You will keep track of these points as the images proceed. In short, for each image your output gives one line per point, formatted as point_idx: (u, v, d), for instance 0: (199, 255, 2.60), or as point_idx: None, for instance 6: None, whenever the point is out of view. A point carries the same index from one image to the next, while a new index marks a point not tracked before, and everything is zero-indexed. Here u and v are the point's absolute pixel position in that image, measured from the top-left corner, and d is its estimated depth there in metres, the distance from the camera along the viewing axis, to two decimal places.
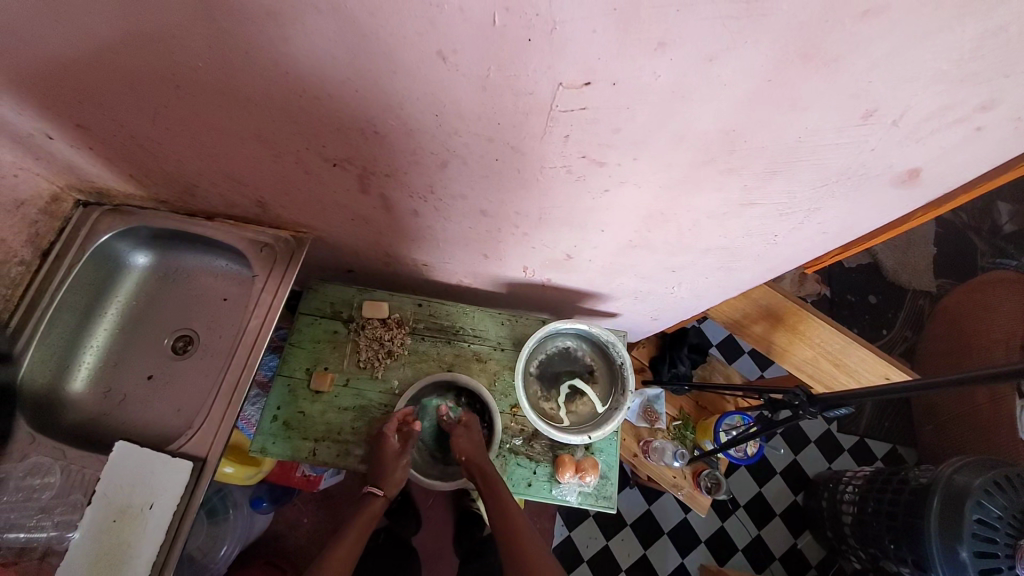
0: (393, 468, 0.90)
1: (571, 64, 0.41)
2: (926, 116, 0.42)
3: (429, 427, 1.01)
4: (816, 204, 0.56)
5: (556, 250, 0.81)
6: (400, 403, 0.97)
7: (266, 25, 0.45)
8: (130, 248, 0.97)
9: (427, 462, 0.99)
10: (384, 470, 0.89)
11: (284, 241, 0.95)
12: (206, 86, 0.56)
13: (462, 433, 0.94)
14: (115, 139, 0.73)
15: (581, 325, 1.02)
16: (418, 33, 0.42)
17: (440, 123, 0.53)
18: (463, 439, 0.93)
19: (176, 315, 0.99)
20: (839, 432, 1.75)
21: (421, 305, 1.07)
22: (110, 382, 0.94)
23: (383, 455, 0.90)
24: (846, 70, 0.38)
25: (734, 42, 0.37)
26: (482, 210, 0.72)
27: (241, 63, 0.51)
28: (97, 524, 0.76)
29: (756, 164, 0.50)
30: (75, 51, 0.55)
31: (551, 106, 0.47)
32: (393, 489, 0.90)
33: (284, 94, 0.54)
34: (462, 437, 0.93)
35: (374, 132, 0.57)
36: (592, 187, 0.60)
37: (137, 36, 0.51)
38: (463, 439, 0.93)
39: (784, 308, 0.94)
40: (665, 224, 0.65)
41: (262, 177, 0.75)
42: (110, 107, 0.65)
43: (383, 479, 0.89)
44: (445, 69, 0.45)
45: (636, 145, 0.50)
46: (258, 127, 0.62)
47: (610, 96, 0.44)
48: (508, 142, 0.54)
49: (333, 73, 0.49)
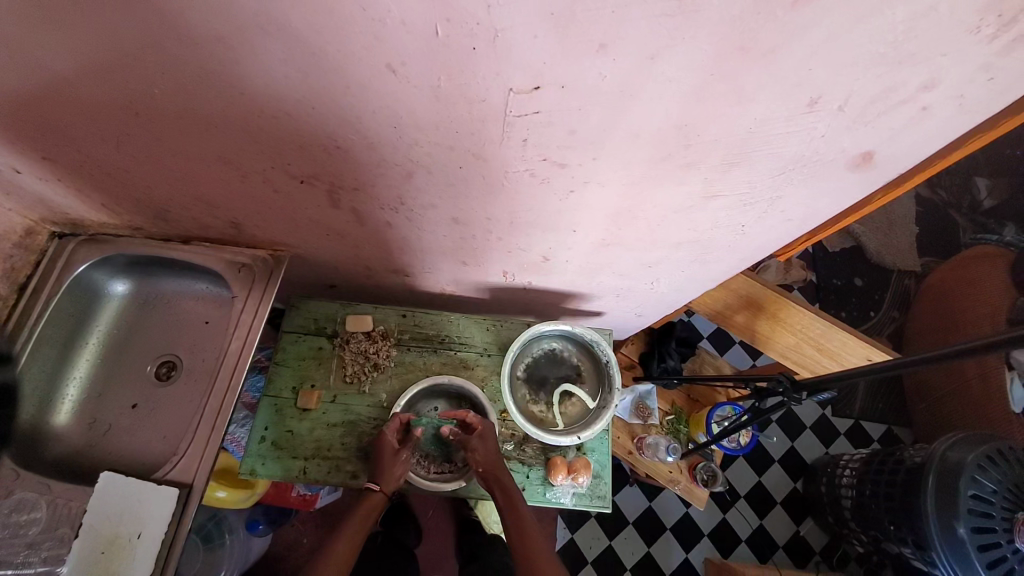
0: (392, 464, 0.89)
1: (519, 69, 0.42)
2: (870, 99, 0.42)
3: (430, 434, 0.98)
4: (777, 192, 0.57)
5: (533, 253, 0.82)
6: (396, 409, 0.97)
7: (216, 48, 0.45)
8: (108, 276, 0.97)
9: (425, 463, 0.97)
10: (386, 463, 0.89)
11: (262, 261, 0.95)
12: (166, 111, 0.56)
13: (476, 442, 0.91)
14: (83, 169, 0.73)
15: (564, 326, 1.02)
16: (366, 48, 0.42)
17: (400, 135, 0.53)
18: (481, 448, 0.90)
19: (158, 341, 0.99)
20: (833, 415, 1.76)
21: (405, 316, 1.07)
22: (94, 413, 0.93)
23: (385, 452, 0.90)
24: (786, 60, 0.39)
25: (673, 39, 0.37)
26: (454, 217, 0.72)
27: (198, 87, 0.51)
28: (86, 556, 0.75)
29: (712, 158, 0.51)
30: (33, 84, 0.55)
31: (505, 112, 0.47)
32: (393, 484, 0.89)
33: (244, 115, 0.54)
34: (480, 450, 0.90)
35: (337, 147, 0.57)
36: (557, 188, 0.60)
37: (91, 65, 0.51)
38: (475, 442, 0.91)
39: (764, 297, 0.95)
40: (634, 221, 0.66)
41: (233, 198, 0.76)
42: (76, 137, 0.65)
43: (384, 473, 0.88)
44: (397, 80, 0.45)
45: (593, 145, 0.50)
46: (223, 149, 0.62)
47: (560, 99, 0.45)
48: (469, 148, 0.54)
49: (288, 92, 0.49)
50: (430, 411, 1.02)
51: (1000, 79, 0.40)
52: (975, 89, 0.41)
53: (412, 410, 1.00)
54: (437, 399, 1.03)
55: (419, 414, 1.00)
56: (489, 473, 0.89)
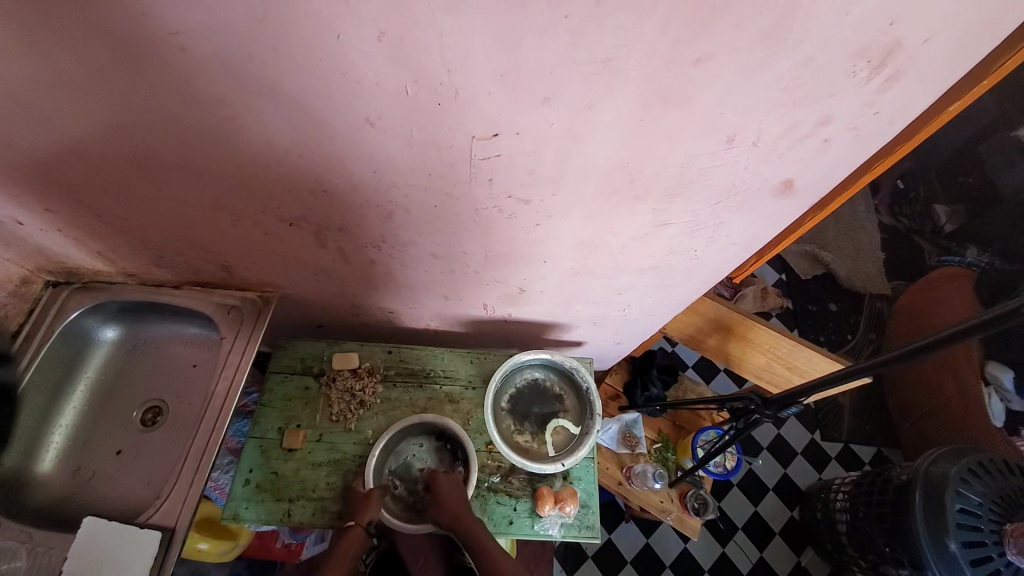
0: (366, 506, 0.90)
1: (478, 120, 0.49)
2: (779, 134, 0.49)
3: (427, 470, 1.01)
4: (719, 219, 0.63)
5: (510, 285, 0.87)
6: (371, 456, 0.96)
7: (215, 109, 0.52)
8: (99, 323, 0.99)
9: (401, 510, 0.96)
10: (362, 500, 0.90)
11: (250, 302, 0.98)
12: (167, 163, 0.62)
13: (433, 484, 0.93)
14: (84, 220, 0.79)
15: (544, 355, 1.05)
16: (347, 106, 0.49)
17: (379, 178, 0.60)
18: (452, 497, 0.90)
19: (145, 386, 1.01)
20: (823, 440, 1.77)
21: (391, 352, 1.10)
22: (79, 461, 0.94)
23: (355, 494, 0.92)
24: (699, 106, 0.46)
25: (603, 92, 0.44)
26: (434, 252, 0.77)
27: (197, 142, 0.57)
28: None
29: (656, 191, 0.58)
30: (46, 143, 0.61)
31: (471, 156, 0.54)
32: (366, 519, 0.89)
33: (237, 165, 0.60)
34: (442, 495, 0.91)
35: (323, 191, 0.63)
36: (525, 222, 0.66)
37: (102, 127, 0.57)
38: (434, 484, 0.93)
39: (730, 319, 0.99)
40: (598, 250, 0.72)
41: (226, 243, 0.81)
42: (81, 190, 0.71)
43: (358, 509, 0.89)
44: (376, 133, 0.52)
45: (551, 182, 0.57)
46: (217, 196, 0.68)
47: (517, 143, 0.51)
48: (442, 188, 0.60)
49: (278, 144, 0.55)
50: (414, 447, 1.03)
51: (884, 113, 0.47)
52: (866, 122, 0.48)
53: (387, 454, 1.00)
54: (419, 437, 1.04)
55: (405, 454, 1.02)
56: (453, 520, 0.87)
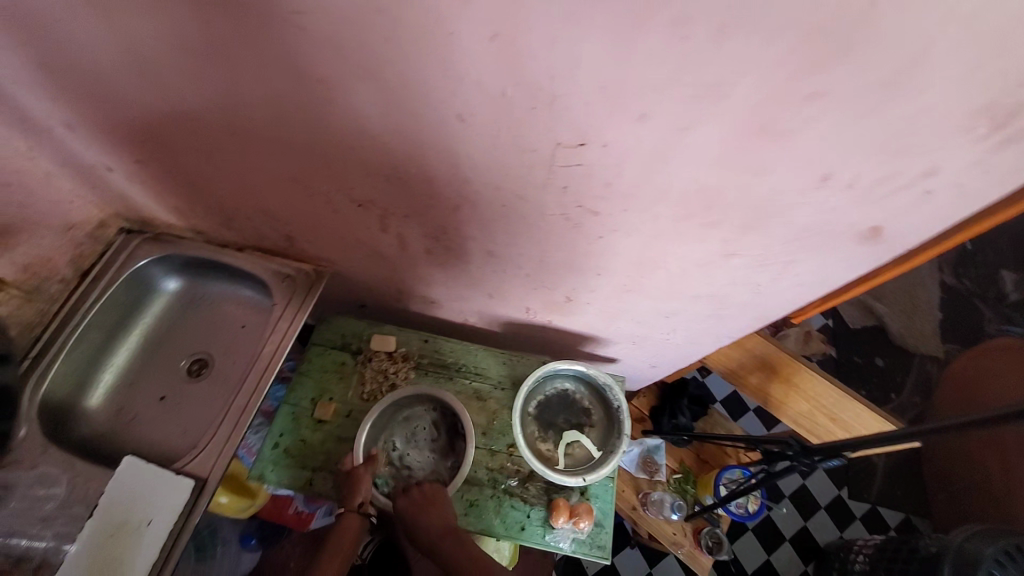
0: (355, 488, 0.90)
1: (567, 128, 0.49)
2: (875, 180, 0.48)
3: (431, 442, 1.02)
4: (790, 257, 0.61)
5: (557, 293, 0.87)
6: (364, 424, 0.96)
7: (316, 87, 0.54)
8: (163, 273, 1.05)
9: (384, 488, 0.97)
10: (351, 485, 0.90)
11: (304, 273, 1.02)
12: (257, 133, 0.65)
13: (417, 491, 0.91)
14: (169, 176, 0.83)
15: (579, 367, 1.03)
16: (441, 99, 0.50)
17: (454, 172, 0.61)
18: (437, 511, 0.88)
19: (194, 339, 1.06)
20: (849, 497, 1.69)
21: (427, 341, 1.12)
22: (126, 400, 0.99)
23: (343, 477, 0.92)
24: (800, 142, 0.45)
25: (701, 116, 0.44)
26: (490, 251, 0.78)
27: (291, 116, 0.60)
28: (93, 538, 0.77)
29: (732, 221, 0.57)
30: (153, 100, 0.66)
31: (551, 162, 0.54)
32: (359, 502, 0.90)
33: (322, 142, 0.63)
34: (430, 513, 0.88)
35: (397, 177, 0.65)
36: (588, 233, 0.66)
37: (206, 91, 0.60)
38: (416, 495, 0.91)
39: (777, 359, 0.98)
40: (656, 270, 0.71)
41: (294, 215, 0.84)
42: (172, 148, 0.75)
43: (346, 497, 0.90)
44: (462, 128, 0.53)
45: (625, 198, 0.57)
46: (296, 170, 0.71)
47: (601, 155, 0.51)
48: (514, 191, 0.61)
49: (366, 127, 0.57)
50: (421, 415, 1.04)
51: (996, 173, 0.44)
52: (973, 180, 0.46)
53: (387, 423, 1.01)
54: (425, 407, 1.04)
55: (412, 422, 1.03)
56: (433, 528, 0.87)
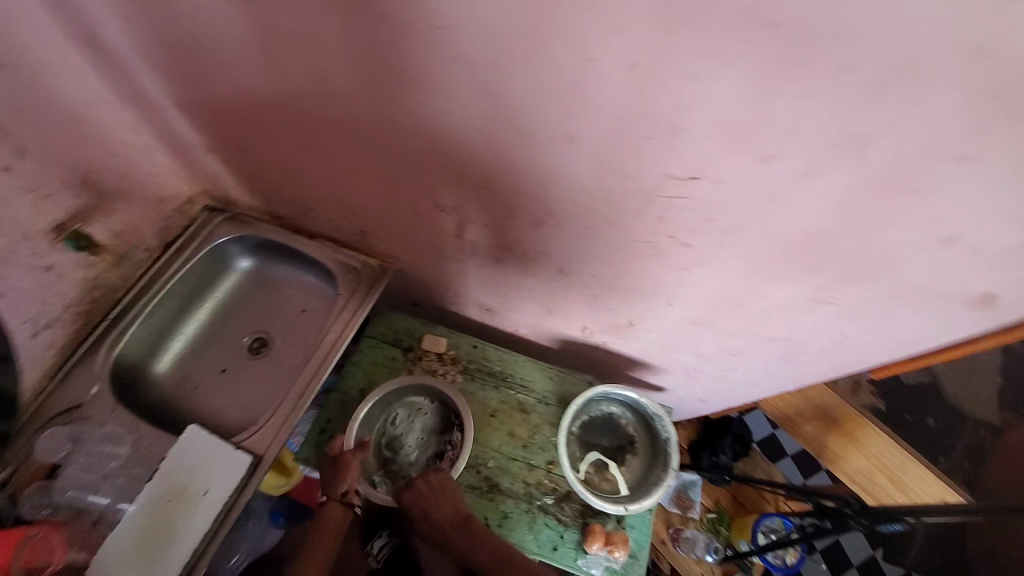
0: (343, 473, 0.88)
1: (682, 161, 0.49)
2: (1004, 249, 0.46)
3: (421, 430, 1.05)
4: (888, 313, 0.60)
5: (619, 316, 0.86)
6: (356, 416, 0.97)
7: (433, 98, 0.56)
8: (237, 252, 1.11)
9: (382, 485, 0.99)
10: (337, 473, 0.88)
11: (370, 267, 1.05)
12: (361, 133, 0.68)
13: (421, 483, 0.90)
14: (262, 164, 0.87)
15: (631, 394, 1.01)
16: (557, 122, 0.51)
17: (548, 190, 0.61)
18: (444, 503, 0.88)
19: (258, 317, 1.10)
20: (886, 561, 1.60)
21: (476, 347, 1.13)
22: (189, 369, 1.04)
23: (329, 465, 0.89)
24: (929, 202, 0.44)
25: (833, 163, 0.44)
26: (561, 267, 0.78)
27: (399, 122, 0.62)
28: (152, 501, 0.80)
29: (834, 269, 0.56)
30: (269, 94, 0.70)
31: (653, 192, 0.54)
32: (342, 490, 0.87)
33: (423, 148, 0.65)
34: (437, 507, 0.87)
35: (487, 189, 0.66)
36: (672, 264, 0.65)
37: (324, 90, 0.64)
38: (422, 487, 0.89)
39: (839, 409, 0.96)
40: (735, 308, 0.69)
41: (374, 212, 0.87)
42: (273, 138, 0.79)
43: (329, 485, 0.88)
44: (571, 150, 0.53)
45: (723, 235, 0.56)
46: (388, 170, 0.73)
47: (711, 191, 0.51)
48: (605, 216, 0.61)
49: (472, 139, 0.59)
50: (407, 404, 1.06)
51: None
52: None
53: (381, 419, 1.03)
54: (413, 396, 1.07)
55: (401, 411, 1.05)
56: (444, 522, 0.86)
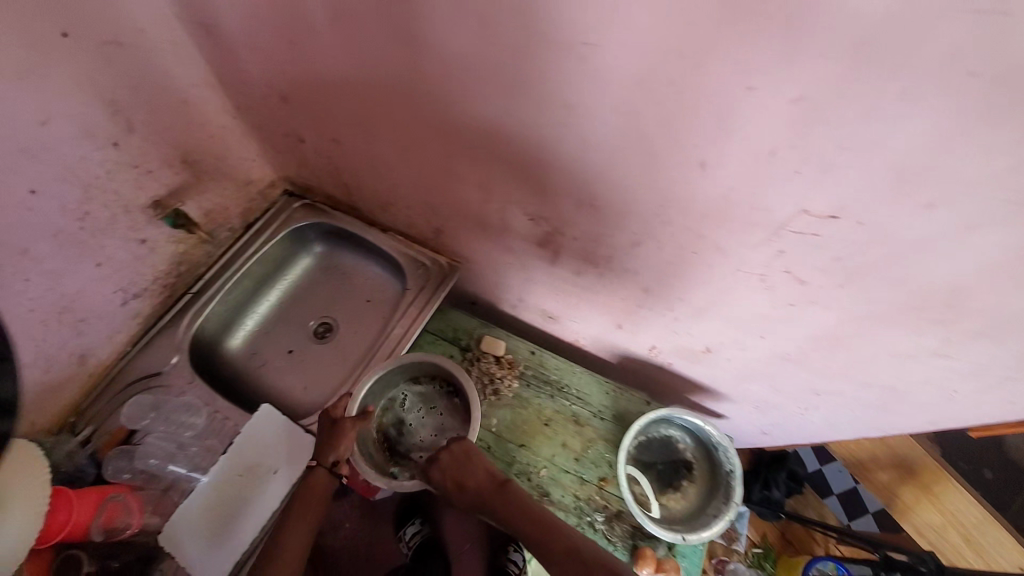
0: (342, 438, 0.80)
1: (826, 199, 0.47)
2: None
3: (421, 413, 1.01)
4: (1016, 373, 0.58)
5: (696, 342, 0.84)
6: (357, 396, 0.91)
7: (559, 111, 0.55)
8: (310, 238, 1.13)
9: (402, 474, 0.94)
10: (334, 439, 0.80)
11: (439, 265, 1.06)
12: (468, 137, 0.68)
13: (445, 455, 0.82)
14: (353, 156, 0.89)
15: (698, 422, 0.98)
16: (694, 147, 0.49)
17: (660, 212, 0.60)
18: (473, 470, 0.80)
19: (324, 303, 1.12)
20: None
21: (534, 353, 1.12)
22: (258, 347, 1.07)
23: (327, 433, 0.81)
24: None
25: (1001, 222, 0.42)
26: (647, 287, 0.76)
27: (512, 131, 0.62)
28: (224, 474, 0.83)
29: (968, 324, 0.53)
30: (379, 91, 0.70)
31: (781, 227, 0.52)
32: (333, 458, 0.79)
33: (531, 158, 0.64)
34: (466, 475, 0.79)
35: (591, 204, 0.65)
36: (778, 298, 0.63)
37: (440, 93, 0.64)
38: (446, 460, 0.81)
39: (921, 463, 0.92)
40: (837, 349, 0.67)
41: (457, 213, 0.87)
42: (371, 133, 0.79)
43: (321, 452, 0.80)
44: (700, 177, 0.52)
45: (848, 276, 0.54)
46: (486, 175, 0.73)
47: (848, 232, 0.49)
48: (716, 243, 0.59)
49: (590, 155, 0.58)
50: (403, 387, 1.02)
51: None
52: None
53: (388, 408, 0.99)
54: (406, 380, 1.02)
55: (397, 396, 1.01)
56: (476, 490, 0.78)
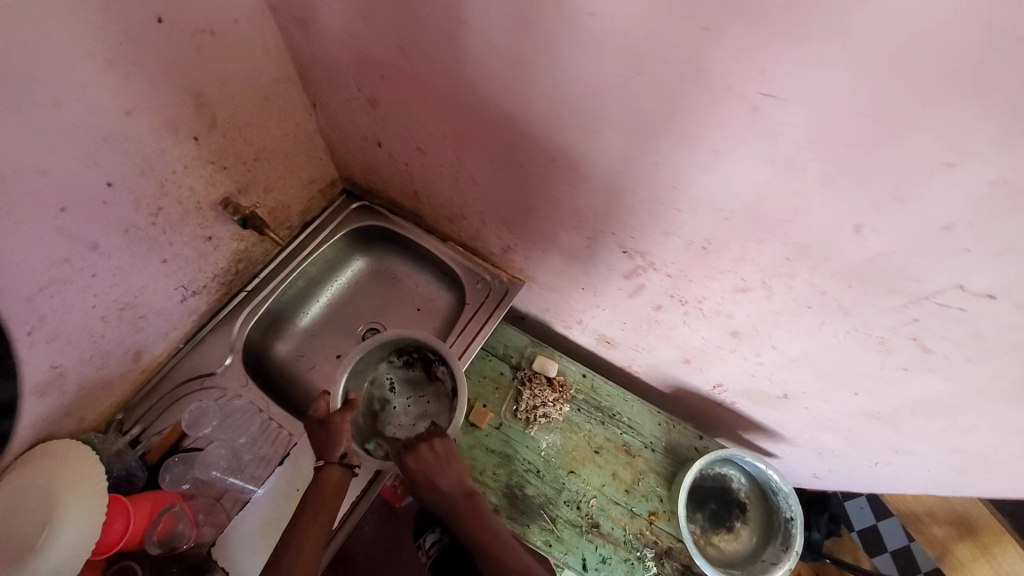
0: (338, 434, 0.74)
1: (989, 279, 0.45)
2: None
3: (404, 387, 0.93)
4: None
5: (773, 386, 0.82)
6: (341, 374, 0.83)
7: (700, 156, 0.52)
8: (364, 240, 1.10)
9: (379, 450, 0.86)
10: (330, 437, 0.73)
11: (499, 280, 1.03)
12: (576, 167, 0.65)
13: (427, 450, 0.78)
14: (432, 167, 0.86)
15: (759, 463, 0.97)
16: (852, 210, 0.47)
17: (784, 264, 0.57)
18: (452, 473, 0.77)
19: (374, 308, 1.09)
20: None
21: (586, 376, 1.09)
22: (304, 350, 1.03)
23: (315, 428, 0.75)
24: None
25: None
26: (735, 330, 0.74)
27: (632, 168, 0.60)
28: (282, 486, 0.81)
29: None
30: (485, 110, 0.67)
31: (925, 296, 0.50)
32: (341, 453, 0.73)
33: (646, 196, 0.62)
34: (443, 475, 0.76)
35: (702, 247, 0.63)
36: (889, 361, 0.61)
37: (557, 121, 0.61)
38: (426, 454, 0.78)
39: (984, 524, 0.91)
40: (936, 415, 0.66)
41: (537, 234, 0.84)
42: (462, 147, 0.77)
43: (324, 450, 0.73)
44: (850, 239, 0.50)
45: (982, 352, 0.52)
46: (585, 204, 0.70)
47: (1003, 313, 0.47)
48: (840, 301, 0.57)
49: (721, 201, 0.55)
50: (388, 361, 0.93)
51: None
52: None
53: (370, 386, 0.91)
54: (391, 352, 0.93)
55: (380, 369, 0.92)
56: (454, 496, 0.76)
